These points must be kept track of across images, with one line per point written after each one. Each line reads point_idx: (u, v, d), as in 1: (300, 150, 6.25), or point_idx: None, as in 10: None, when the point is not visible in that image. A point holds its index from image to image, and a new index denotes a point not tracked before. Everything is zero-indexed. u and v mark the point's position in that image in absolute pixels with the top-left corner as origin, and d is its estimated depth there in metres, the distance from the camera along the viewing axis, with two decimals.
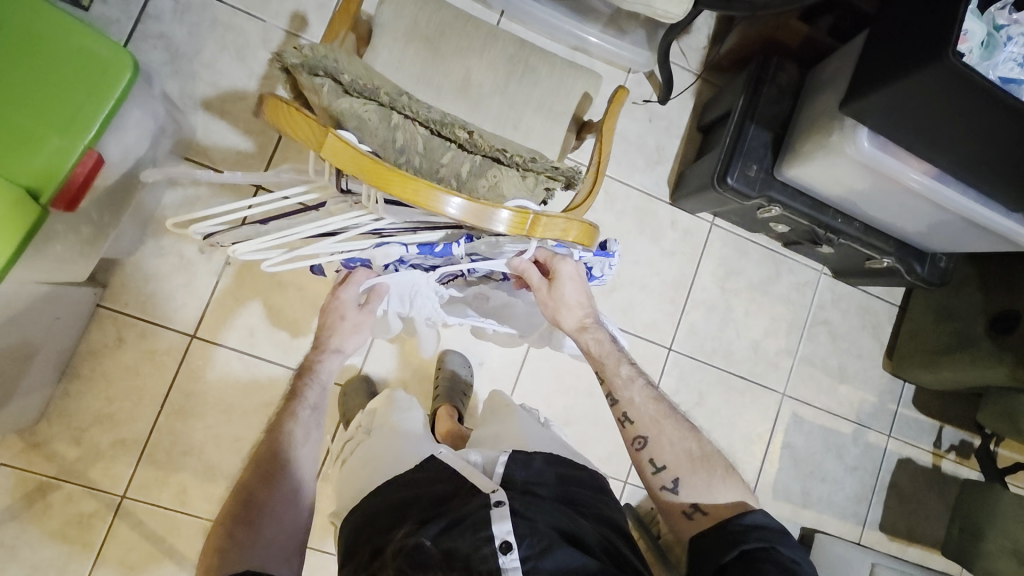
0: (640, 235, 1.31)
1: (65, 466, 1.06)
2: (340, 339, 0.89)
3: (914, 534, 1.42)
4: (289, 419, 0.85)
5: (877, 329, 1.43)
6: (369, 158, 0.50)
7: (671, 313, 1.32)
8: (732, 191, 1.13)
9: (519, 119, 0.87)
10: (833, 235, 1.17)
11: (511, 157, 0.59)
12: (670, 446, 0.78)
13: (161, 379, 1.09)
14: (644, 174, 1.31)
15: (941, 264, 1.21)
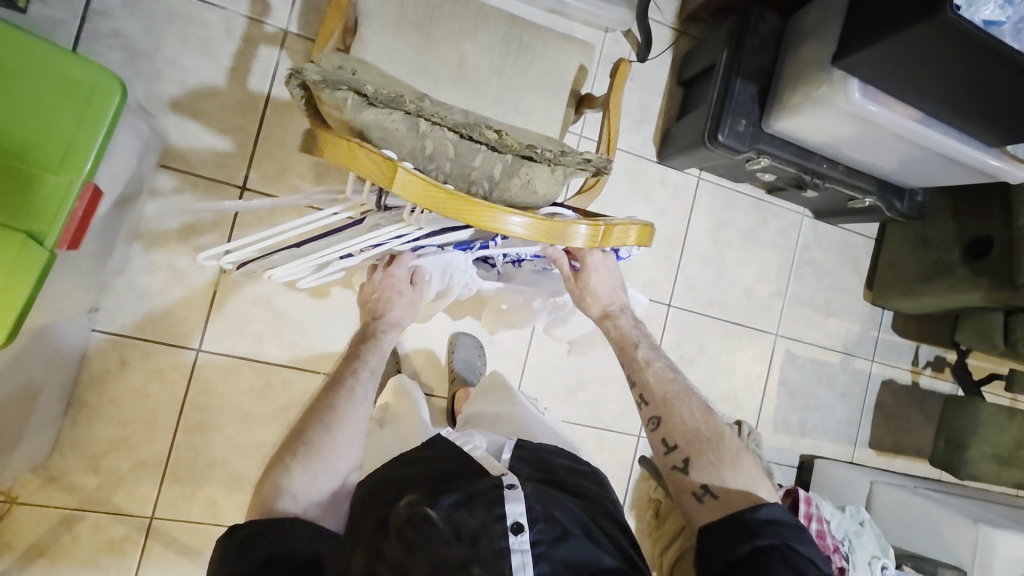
0: (632, 196, 1.32)
1: (87, 496, 1.03)
2: (399, 312, 0.80)
3: (899, 446, 1.55)
4: (348, 376, 0.77)
5: (857, 263, 1.50)
6: (441, 191, 0.59)
7: (668, 270, 1.35)
8: (724, 147, 1.14)
9: (519, 101, 0.86)
10: (819, 180, 1.20)
11: (542, 153, 0.61)
12: (682, 425, 0.78)
13: (172, 397, 1.06)
14: (630, 135, 1.31)
15: (918, 199, 1.27)
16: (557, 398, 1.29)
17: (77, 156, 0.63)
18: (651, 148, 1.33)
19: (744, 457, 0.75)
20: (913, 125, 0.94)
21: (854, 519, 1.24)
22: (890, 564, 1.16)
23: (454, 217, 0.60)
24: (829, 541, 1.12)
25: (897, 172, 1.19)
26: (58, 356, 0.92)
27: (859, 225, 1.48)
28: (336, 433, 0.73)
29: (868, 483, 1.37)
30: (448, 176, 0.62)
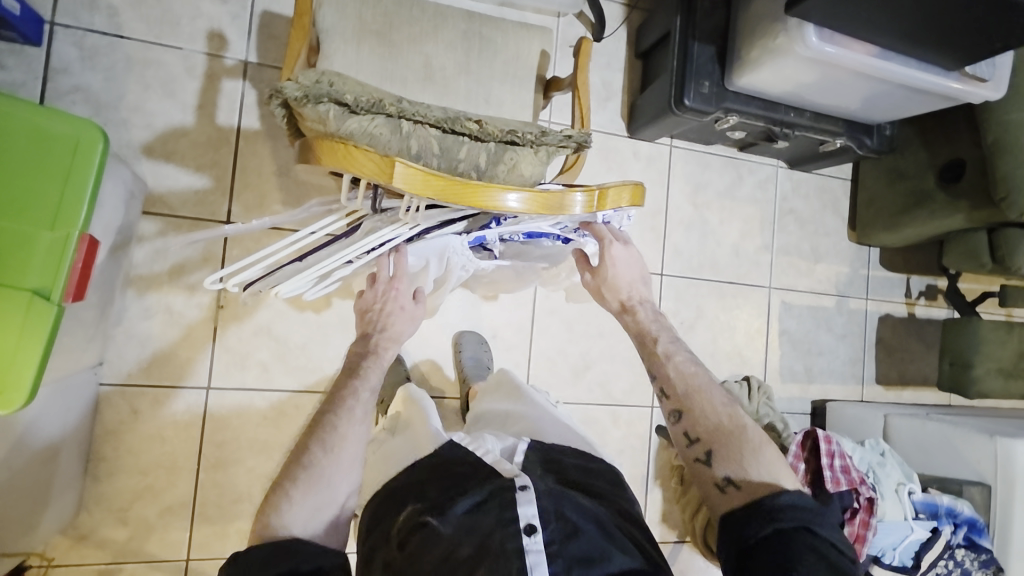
0: (608, 173, 1.34)
1: (119, 548, 1.04)
2: (400, 327, 0.81)
3: (905, 377, 1.57)
4: (348, 395, 0.77)
5: (836, 205, 1.53)
6: (434, 179, 0.61)
7: (654, 240, 1.37)
8: (691, 111, 1.16)
9: (488, 94, 0.88)
10: (788, 130, 1.22)
11: (523, 137, 0.66)
12: (705, 417, 0.80)
13: (189, 438, 1.07)
14: (597, 114, 1.33)
15: (887, 132, 1.29)
16: (566, 381, 1.30)
17: (71, 210, 0.64)
18: (620, 124, 1.35)
19: (768, 450, 0.76)
20: (874, 60, 0.97)
21: (875, 451, 1.27)
22: (915, 489, 1.18)
23: (455, 202, 0.62)
24: (855, 475, 1.14)
25: (861, 110, 1.21)
26: (71, 414, 0.92)
27: (833, 168, 1.51)
28: (338, 454, 0.74)
29: (880, 416, 1.41)
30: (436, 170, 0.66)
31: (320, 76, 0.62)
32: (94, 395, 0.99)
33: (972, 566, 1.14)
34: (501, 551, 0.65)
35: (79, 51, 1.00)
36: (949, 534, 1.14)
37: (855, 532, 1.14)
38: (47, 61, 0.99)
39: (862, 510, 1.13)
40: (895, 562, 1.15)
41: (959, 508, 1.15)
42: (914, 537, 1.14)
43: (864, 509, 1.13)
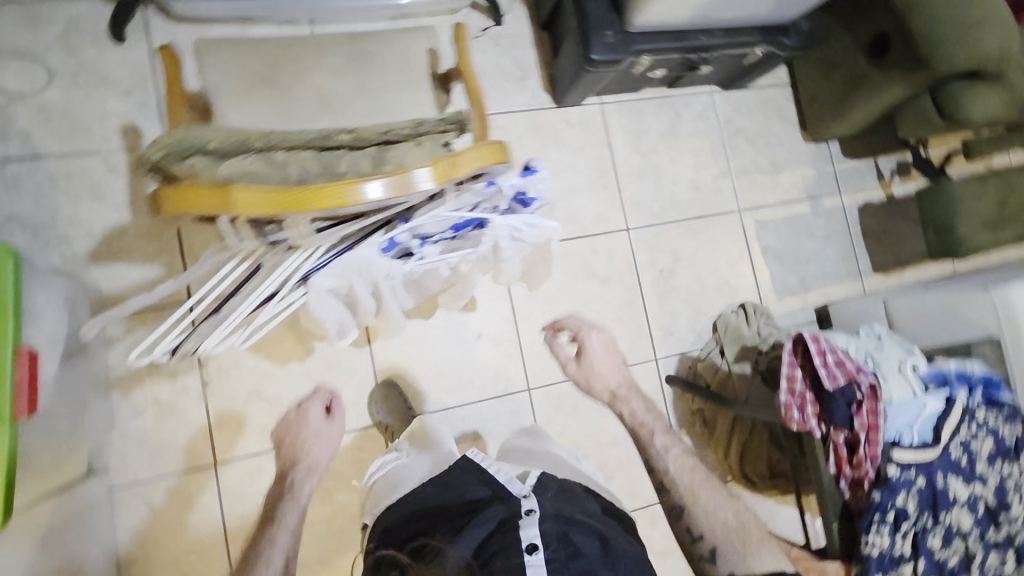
0: (546, 145, 1.35)
1: None
2: (315, 454, 0.96)
3: (900, 260, 1.57)
4: (297, 489, 0.92)
5: (782, 111, 1.53)
6: (283, 193, 0.59)
7: (611, 199, 1.39)
8: (603, 64, 1.16)
9: (388, 104, 0.89)
10: (706, 52, 1.21)
11: (399, 134, 0.70)
12: (710, 517, 0.93)
13: (210, 517, 1.08)
14: (518, 94, 1.34)
15: (804, 26, 1.24)
16: (563, 358, 1.31)
17: None
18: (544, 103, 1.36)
19: (765, 547, 0.91)
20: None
21: (869, 335, 1.24)
22: (919, 362, 1.13)
23: (304, 210, 0.59)
24: (849, 366, 1.06)
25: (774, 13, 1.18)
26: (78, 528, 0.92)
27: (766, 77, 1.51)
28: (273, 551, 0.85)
29: (881, 304, 1.38)
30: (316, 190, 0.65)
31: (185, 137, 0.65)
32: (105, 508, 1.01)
33: (997, 422, 1.09)
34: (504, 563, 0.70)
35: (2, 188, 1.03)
36: (965, 399, 1.08)
37: (868, 423, 1.02)
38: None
39: (868, 399, 1.03)
40: (916, 442, 1.04)
41: (969, 369, 1.11)
42: (930, 410, 1.06)
43: (868, 397, 1.03)
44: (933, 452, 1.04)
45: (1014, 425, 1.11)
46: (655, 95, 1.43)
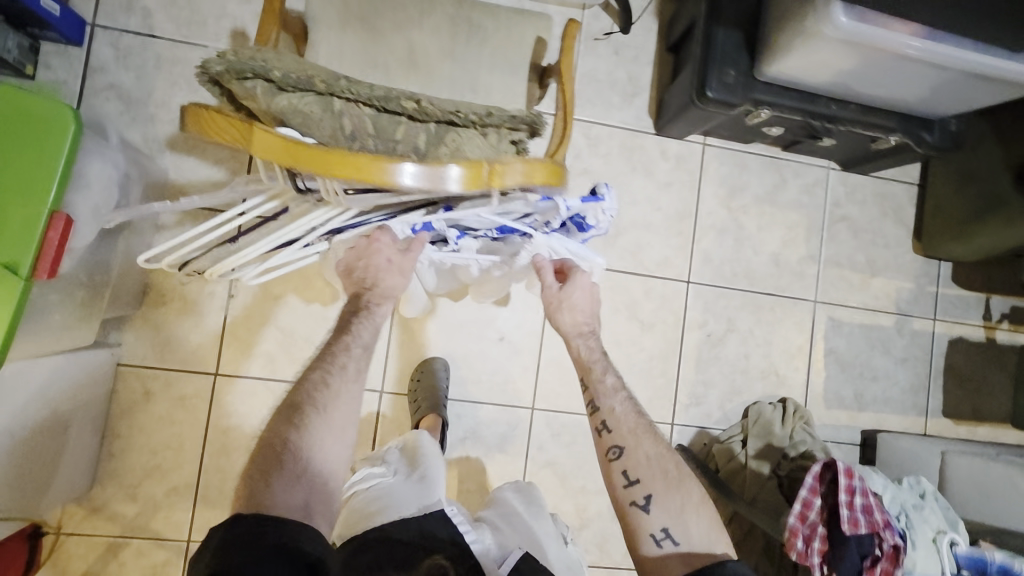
0: (746, 254, 1.47)
1: (187, 354, 1.19)
2: (393, 286, 0.79)
3: (988, 423, 1.57)
4: (340, 351, 0.79)
5: (955, 398, 1.58)
6: (296, 146, 0.54)
7: (755, 349, 1.47)
8: (714, 103, 1.15)
9: (475, 80, 0.88)
10: (829, 124, 1.20)
11: (466, 117, 0.62)
12: (644, 461, 0.83)
13: (274, 304, 1.22)
14: (668, 169, 1.42)
15: (952, 128, 1.23)
16: None
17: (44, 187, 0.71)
18: (677, 160, 1.43)
19: (705, 505, 0.81)
20: (923, 42, 0.95)
21: None
22: (959, 540, 0.94)
23: (312, 167, 0.55)
24: (877, 516, 0.89)
25: (922, 103, 1.17)
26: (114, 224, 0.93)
27: (978, 297, 1.60)
28: (331, 415, 0.75)
29: (939, 456, 1.27)
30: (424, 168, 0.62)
31: (248, 51, 0.58)
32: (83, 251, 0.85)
33: None
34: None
35: (113, 51, 1.15)
36: None
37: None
38: (88, 62, 1.15)
39: (885, 560, 0.89)
40: None
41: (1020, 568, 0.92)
42: None
43: (888, 558, 0.89)
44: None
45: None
46: (814, 208, 1.51)
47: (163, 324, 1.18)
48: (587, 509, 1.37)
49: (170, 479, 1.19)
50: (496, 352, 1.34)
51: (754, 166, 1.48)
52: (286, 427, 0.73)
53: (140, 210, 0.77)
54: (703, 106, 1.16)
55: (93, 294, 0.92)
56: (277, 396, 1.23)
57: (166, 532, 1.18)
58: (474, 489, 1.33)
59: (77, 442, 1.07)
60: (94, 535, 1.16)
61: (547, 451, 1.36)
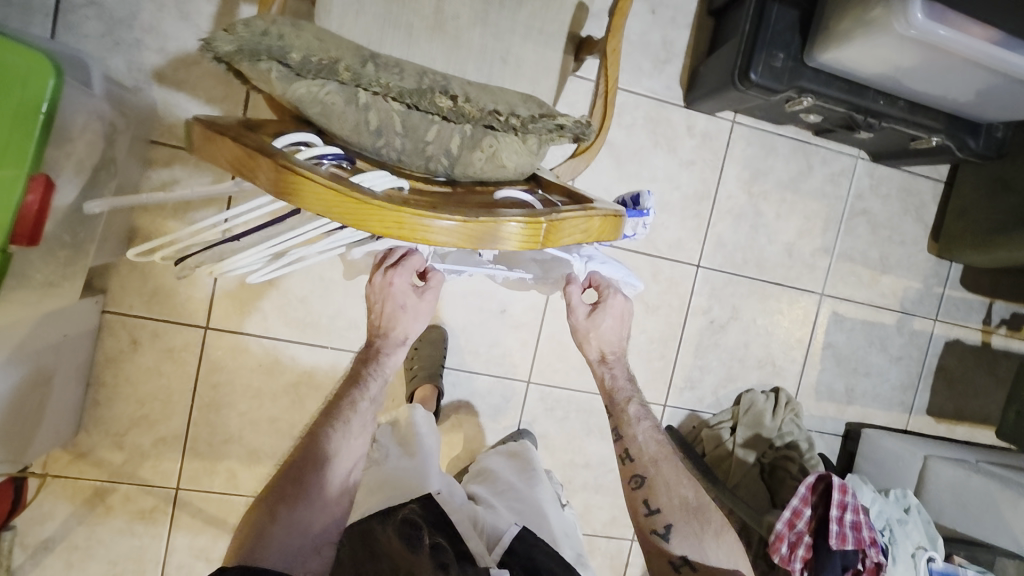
0: (763, 242, 1.42)
1: (175, 307, 1.13)
2: (405, 329, 0.87)
3: (968, 424, 1.61)
4: (345, 408, 0.87)
5: (944, 398, 1.60)
6: (334, 193, 0.49)
7: (757, 339, 1.46)
8: (757, 87, 1.08)
9: (508, 50, 0.81)
10: (874, 119, 1.13)
11: (506, 120, 0.58)
12: (666, 492, 0.89)
13: None
14: (694, 145, 1.34)
15: (998, 135, 1.19)
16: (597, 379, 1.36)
17: (21, 145, 0.66)
18: (703, 137, 1.34)
19: (726, 534, 0.89)
20: (994, 51, 0.90)
21: (897, 504, 1.13)
22: (937, 557, 1.06)
23: (351, 224, 0.50)
24: (865, 533, 1.01)
25: (970, 107, 1.11)
26: (98, 172, 0.84)
27: (983, 302, 1.59)
28: (329, 471, 0.83)
29: (920, 459, 1.28)
30: (449, 168, 0.61)
31: (262, 26, 0.54)
32: (62, 205, 0.77)
33: None
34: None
35: None
36: None
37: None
38: None
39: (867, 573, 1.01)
40: None
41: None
42: None
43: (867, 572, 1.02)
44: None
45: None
46: (836, 198, 1.44)
47: (149, 273, 1.11)
48: (572, 481, 1.39)
49: (158, 429, 1.17)
50: (495, 324, 1.30)
51: (782, 150, 1.40)
52: (279, 482, 0.80)
53: (131, 201, 0.67)
54: (744, 89, 1.09)
55: (76, 249, 0.85)
56: (269, 354, 1.19)
57: (153, 480, 1.18)
58: (463, 456, 1.34)
59: (63, 392, 1.03)
60: (81, 479, 1.15)
61: (541, 426, 1.36)
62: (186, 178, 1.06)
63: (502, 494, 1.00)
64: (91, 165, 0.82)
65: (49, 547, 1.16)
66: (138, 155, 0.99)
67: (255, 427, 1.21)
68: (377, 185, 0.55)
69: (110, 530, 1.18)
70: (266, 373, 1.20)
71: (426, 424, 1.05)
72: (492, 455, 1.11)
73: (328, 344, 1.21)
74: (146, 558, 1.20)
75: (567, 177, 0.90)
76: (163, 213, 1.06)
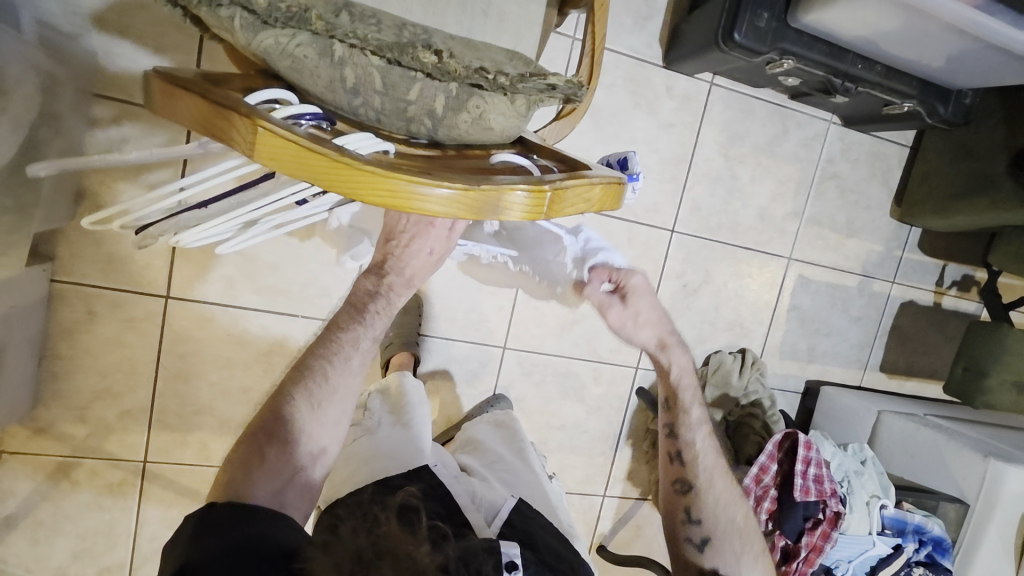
0: (738, 206, 1.43)
1: (132, 275, 1.06)
2: (418, 273, 0.79)
3: (915, 378, 1.72)
4: (347, 344, 0.82)
5: (896, 356, 1.69)
6: (319, 156, 0.45)
7: (728, 302, 1.49)
8: (740, 49, 1.06)
9: (490, 3, 0.77)
10: (852, 83, 1.13)
11: (494, 80, 0.52)
12: (711, 507, 0.97)
13: None
14: (673, 107, 1.32)
15: (965, 102, 1.22)
16: (574, 344, 1.37)
17: None
18: (683, 99, 1.32)
19: (759, 556, 0.97)
20: (976, 16, 0.90)
21: (854, 457, 1.23)
22: (888, 504, 1.14)
23: (338, 192, 0.46)
24: (826, 485, 1.07)
25: (944, 73, 1.13)
26: (38, 128, 0.76)
27: (937, 265, 1.66)
28: (323, 411, 0.80)
29: (875, 414, 1.35)
30: (431, 130, 0.56)
31: None
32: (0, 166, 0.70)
33: None
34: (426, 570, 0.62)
35: None
36: (911, 551, 1.13)
37: (813, 542, 1.07)
38: None
39: (826, 522, 1.07)
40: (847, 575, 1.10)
41: (929, 527, 1.13)
42: (875, 551, 1.10)
43: (827, 521, 1.07)
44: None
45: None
46: (809, 162, 1.46)
47: (103, 240, 1.03)
48: (549, 442, 1.42)
49: (123, 402, 1.12)
50: (473, 290, 1.28)
51: (760, 114, 1.39)
52: (275, 418, 0.78)
53: (79, 162, 0.61)
54: (727, 50, 1.07)
55: (19, 215, 0.78)
56: (238, 323, 1.14)
57: (120, 453, 1.14)
58: (442, 421, 1.35)
59: (14, 367, 0.96)
60: (41, 454, 1.10)
61: (518, 390, 1.37)
62: (138, 136, 0.97)
63: (492, 466, 1.01)
64: (31, 120, 0.74)
65: (11, 524, 1.11)
66: (83, 110, 0.90)
67: (227, 396, 1.18)
68: (361, 150, 0.51)
69: (77, 505, 1.14)
70: (236, 341, 1.15)
71: (417, 390, 1.06)
72: (480, 422, 1.13)
73: (300, 312, 1.17)
74: (117, 531, 1.18)
75: (552, 139, 0.89)
76: (114, 173, 0.98)
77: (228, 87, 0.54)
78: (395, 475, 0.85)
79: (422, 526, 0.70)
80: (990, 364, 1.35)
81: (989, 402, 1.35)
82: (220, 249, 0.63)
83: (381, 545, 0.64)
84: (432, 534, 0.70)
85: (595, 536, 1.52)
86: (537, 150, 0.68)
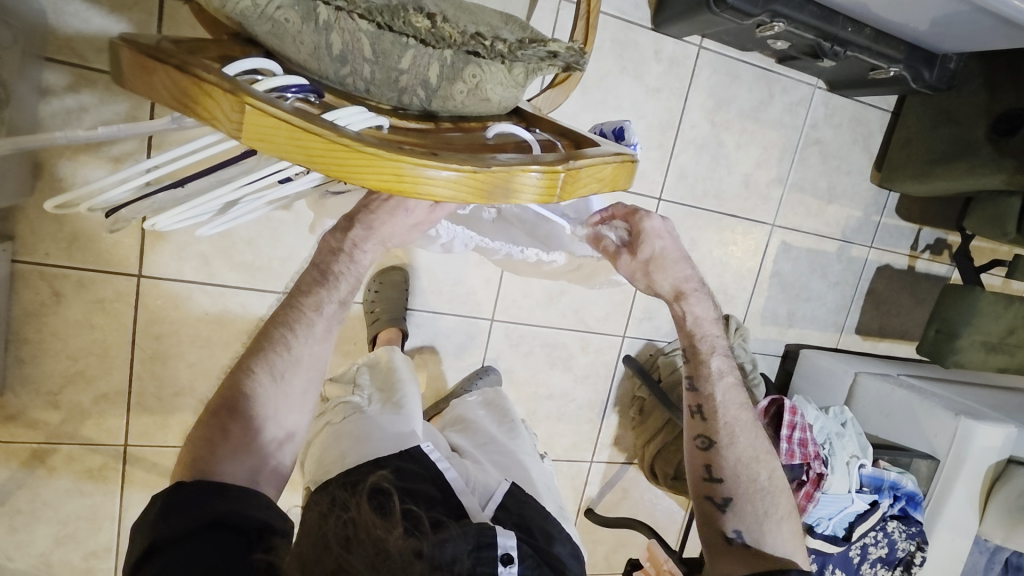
0: (724, 173, 1.42)
1: (100, 255, 1.01)
2: (390, 231, 0.72)
3: (887, 339, 1.78)
4: (309, 309, 0.77)
5: (870, 319, 1.74)
6: (311, 138, 0.42)
7: (711, 270, 1.50)
8: (731, 12, 1.03)
9: None
10: (840, 47, 1.12)
11: (493, 46, 0.49)
12: (733, 464, 0.94)
13: None
14: (660, 71, 1.28)
15: (949, 67, 1.23)
16: (560, 315, 1.37)
17: None
18: (670, 63, 1.29)
19: (786, 522, 0.92)
20: None
21: (836, 421, 1.26)
22: (867, 463, 1.19)
23: (336, 175, 0.44)
24: (810, 448, 1.12)
25: (930, 36, 1.12)
26: None
27: (913, 229, 1.70)
28: (288, 382, 0.77)
29: (852, 375, 1.39)
30: (423, 98, 0.53)
31: None
32: None
33: None
34: (400, 554, 0.62)
35: None
36: (887, 506, 1.19)
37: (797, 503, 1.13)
38: None
39: (809, 483, 1.11)
40: (828, 532, 1.15)
41: (903, 483, 1.19)
42: (852, 508, 1.16)
43: (811, 483, 1.12)
44: (835, 548, 1.15)
45: (918, 547, 1.20)
46: (793, 127, 1.45)
47: (64, 217, 0.97)
48: (536, 411, 1.43)
49: (97, 386, 1.08)
50: (461, 263, 1.26)
51: (746, 80, 1.37)
52: (238, 392, 0.75)
53: (36, 140, 0.55)
54: (718, 12, 1.04)
55: None
56: (216, 302, 1.11)
57: (99, 438, 1.11)
58: (429, 394, 1.34)
59: None
60: (14, 442, 1.06)
61: (506, 361, 1.37)
62: (97, 105, 0.91)
63: (483, 447, 1.01)
64: None
65: None
66: (33, 78, 0.83)
67: (207, 375, 1.15)
68: (355, 125, 0.47)
69: (56, 491, 1.11)
70: (214, 320, 1.12)
71: (406, 364, 1.05)
72: (464, 403, 1.13)
73: (280, 288, 1.14)
74: (100, 516, 1.15)
75: (546, 108, 0.87)
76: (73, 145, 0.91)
77: (204, 56, 0.50)
78: (389, 456, 0.84)
79: (394, 510, 0.71)
80: (963, 325, 1.39)
81: (959, 361, 1.41)
82: (200, 232, 0.60)
83: (351, 531, 0.64)
84: (407, 519, 0.70)
85: (583, 500, 1.56)
86: (537, 123, 0.66)
